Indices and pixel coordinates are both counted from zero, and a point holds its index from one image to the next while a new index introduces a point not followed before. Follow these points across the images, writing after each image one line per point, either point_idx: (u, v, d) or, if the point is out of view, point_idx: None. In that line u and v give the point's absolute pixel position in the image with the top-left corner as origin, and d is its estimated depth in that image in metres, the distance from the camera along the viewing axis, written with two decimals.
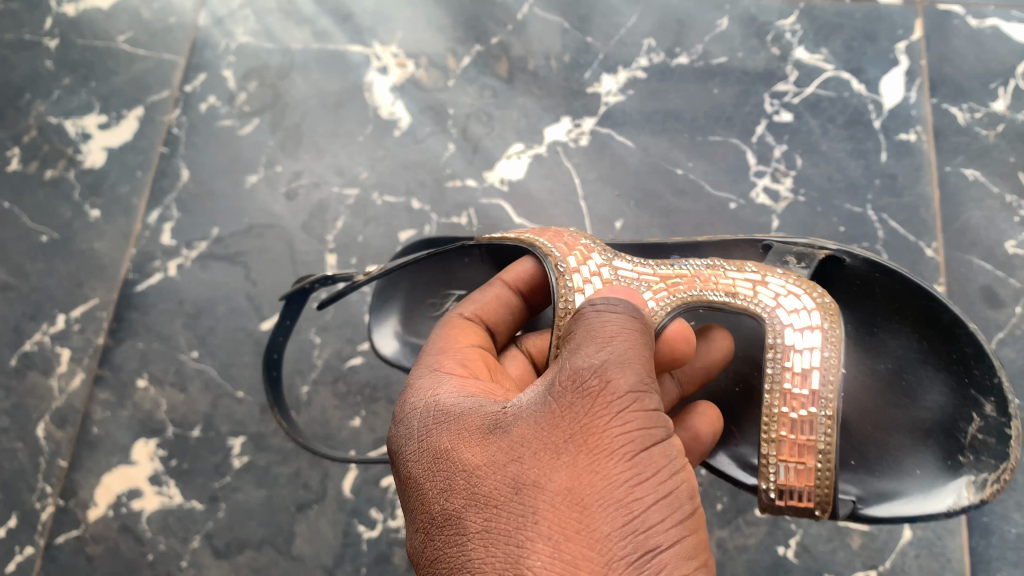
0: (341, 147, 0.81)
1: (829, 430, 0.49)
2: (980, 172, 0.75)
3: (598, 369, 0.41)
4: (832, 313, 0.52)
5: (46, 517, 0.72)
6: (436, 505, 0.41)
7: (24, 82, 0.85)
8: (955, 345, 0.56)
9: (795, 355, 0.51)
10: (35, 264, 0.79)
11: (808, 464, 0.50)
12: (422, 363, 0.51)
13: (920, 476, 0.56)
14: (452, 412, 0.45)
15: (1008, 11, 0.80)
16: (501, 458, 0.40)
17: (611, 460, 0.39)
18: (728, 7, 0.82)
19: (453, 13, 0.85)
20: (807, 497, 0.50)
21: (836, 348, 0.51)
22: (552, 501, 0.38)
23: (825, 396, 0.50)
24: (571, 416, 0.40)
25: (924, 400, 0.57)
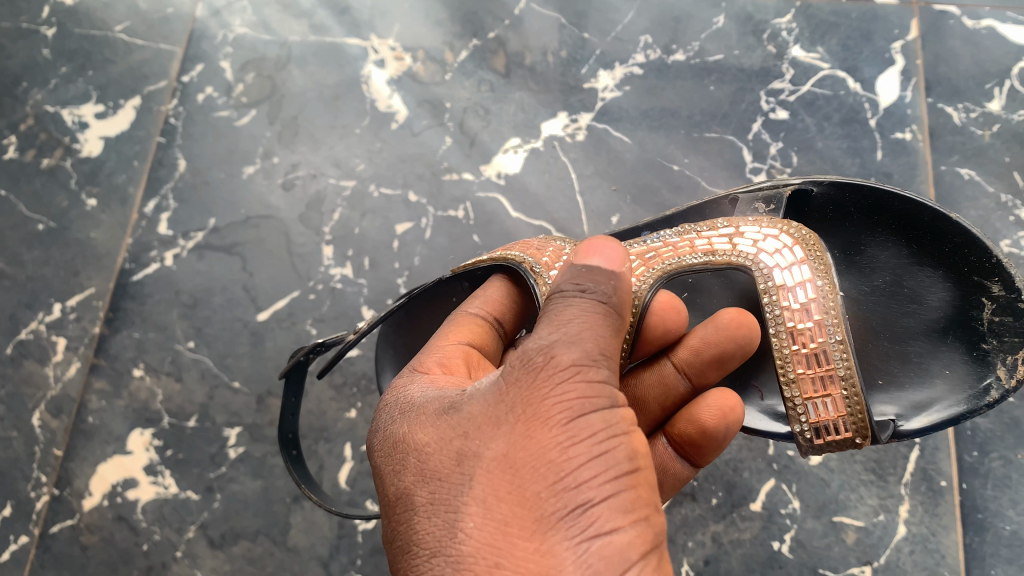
0: (338, 139, 0.81)
1: (843, 356, 0.52)
2: (975, 171, 0.75)
3: (547, 345, 0.40)
4: (812, 244, 0.54)
5: (41, 507, 0.72)
6: (393, 484, 0.42)
7: (21, 70, 0.85)
8: (945, 239, 0.57)
9: (791, 293, 0.54)
10: (32, 253, 0.79)
11: (835, 395, 0.52)
12: (412, 360, 0.53)
13: (949, 375, 0.57)
14: (418, 403, 0.46)
15: (1003, 12, 0.80)
16: (448, 434, 0.41)
17: (550, 426, 0.38)
18: (726, 5, 0.83)
19: (451, 7, 0.85)
20: (843, 426, 0.52)
21: (826, 275, 0.53)
22: (490, 468, 0.38)
23: (831, 323, 0.52)
24: (512, 390, 0.40)
25: (933, 303, 0.58)
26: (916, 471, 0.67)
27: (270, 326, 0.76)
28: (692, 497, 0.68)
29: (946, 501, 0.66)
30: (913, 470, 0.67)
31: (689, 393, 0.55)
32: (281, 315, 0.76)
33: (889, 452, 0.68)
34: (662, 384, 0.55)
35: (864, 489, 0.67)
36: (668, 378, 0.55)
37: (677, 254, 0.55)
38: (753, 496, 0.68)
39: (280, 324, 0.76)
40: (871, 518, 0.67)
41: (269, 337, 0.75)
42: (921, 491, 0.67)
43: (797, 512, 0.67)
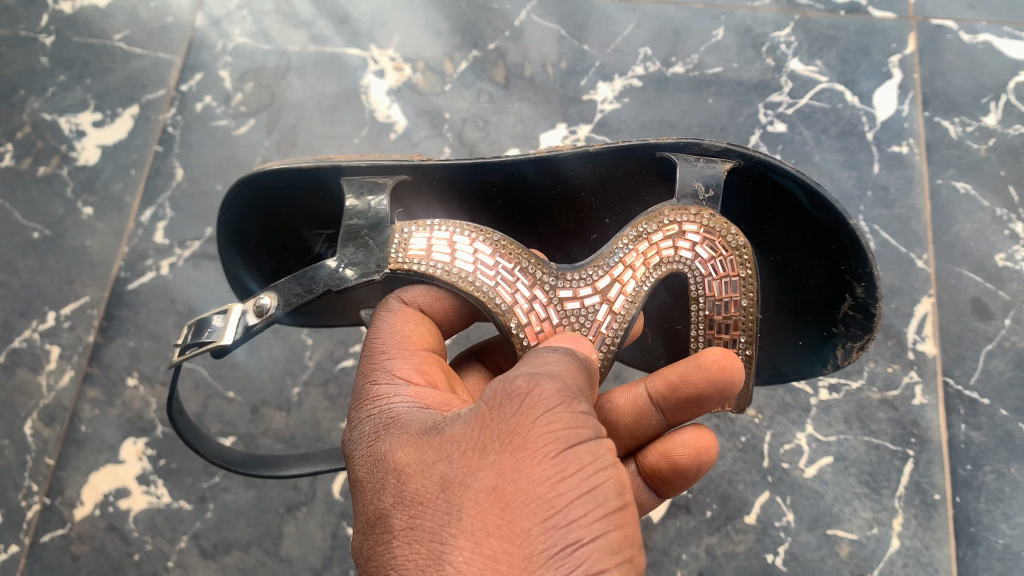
0: (336, 149, 0.81)
1: (746, 367, 0.54)
2: (971, 185, 0.75)
3: (529, 377, 0.40)
4: (746, 262, 0.53)
5: (32, 516, 0.71)
6: (371, 504, 0.40)
7: (19, 78, 0.85)
8: (835, 238, 0.54)
9: (720, 308, 0.53)
10: (27, 261, 0.79)
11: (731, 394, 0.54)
12: (376, 356, 0.49)
13: (805, 348, 0.60)
14: (401, 419, 0.44)
15: (1000, 28, 0.80)
16: (431, 458, 0.40)
17: (539, 459, 0.37)
18: (724, 18, 0.83)
19: (450, 18, 0.86)
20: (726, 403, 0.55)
21: (751, 295, 0.53)
22: (477, 496, 0.37)
23: (744, 339, 0.54)
24: (499, 420, 0.39)
25: (807, 285, 0.58)
26: (910, 484, 0.67)
27: (265, 335, 0.75)
28: (686, 509, 0.68)
29: (939, 514, 0.66)
30: (907, 483, 0.67)
31: (662, 428, 0.52)
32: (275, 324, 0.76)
33: (883, 464, 0.68)
34: (633, 417, 0.52)
35: (858, 502, 0.67)
36: (641, 410, 0.51)
37: (632, 266, 0.52)
38: (747, 509, 0.67)
39: (275, 334, 0.75)
40: (866, 531, 0.66)
41: (265, 347, 0.75)
42: (915, 504, 0.66)
43: (792, 525, 0.67)
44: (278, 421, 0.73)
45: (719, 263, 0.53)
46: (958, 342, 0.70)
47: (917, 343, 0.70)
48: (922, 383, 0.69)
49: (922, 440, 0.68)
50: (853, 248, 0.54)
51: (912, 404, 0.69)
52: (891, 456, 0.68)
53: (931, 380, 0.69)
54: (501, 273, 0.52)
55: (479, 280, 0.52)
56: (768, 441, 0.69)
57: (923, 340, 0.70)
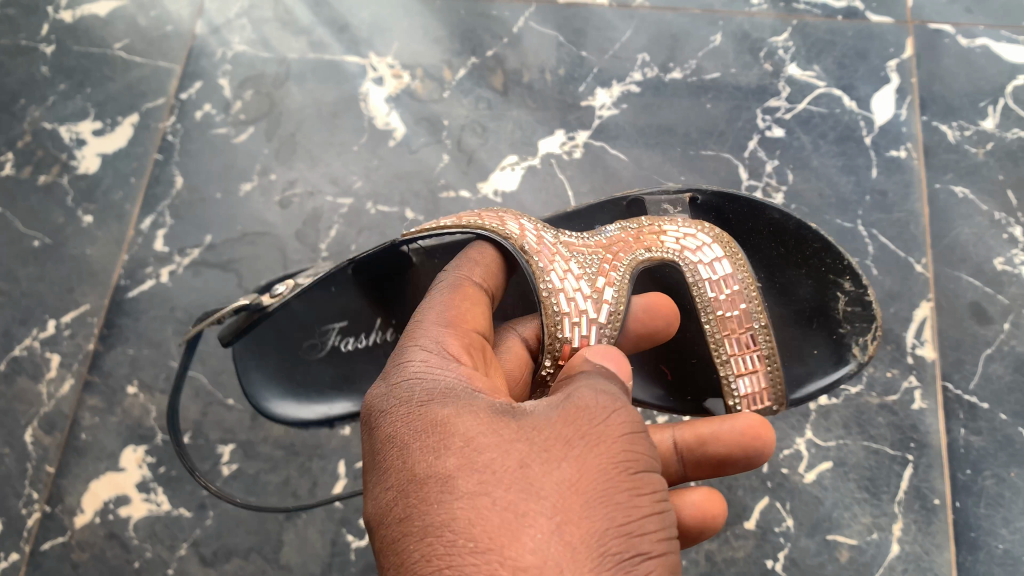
0: (336, 156, 0.82)
1: (768, 339, 0.57)
2: (969, 190, 0.75)
3: (612, 399, 0.41)
4: (726, 242, 0.59)
5: (32, 524, 0.71)
6: (425, 462, 0.38)
7: (19, 88, 0.86)
8: (807, 244, 0.63)
9: (719, 285, 0.58)
10: (27, 269, 0.79)
11: (761, 370, 0.57)
12: (425, 329, 0.47)
13: (818, 355, 0.62)
14: (460, 392, 0.42)
15: (998, 32, 0.81)
16: (507, 437, 0.39)
17: (619, 469, 0.38)
18: (722, 23, 0.83)
19: (449, 26, 0.86)
20: (765, 399, 0.57)
21: (744, 269, 0.58)
22: (561, 485, 0.36)
23: (755, 312, 0.57)
24: (582, 424, 0.39)
25: (798, 294, 0.63)
26: (910, 489, 0.67)
27: None
28: None
29: (939, 519, 0.66)
30: (907, 488, 0.67)
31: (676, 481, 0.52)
32: None
33: (883, 469, 0.68)
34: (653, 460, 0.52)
35: (858, 508, 0.67)
36: (664, 456, 0.52)
37: (625, 251, 0.57)
38: (747, 515, 0.67)
39: None
40: (865, 537, 0.66)
41: None
42: (915, 509, 0.66)
43: (791, 531, 0.67)
44: (278, 428, 0.73)
45: (702, 252, 0.58)
46: (957, 347, 0.70)
47: (917, 347, 0.70)
48: (921, 388, 0.69)
49: (922, 444, 0.68)
50: (824, 247, 0.63)
51: (911, 409, 0.69)
52: (891, 461, 0.68)
53: (930, 385, 0.69)
54: (543, 244, 0.55)
55: (526, 241, 0.54)
56: (767, 446, 0.69)
57: (922, 344, 0.70)
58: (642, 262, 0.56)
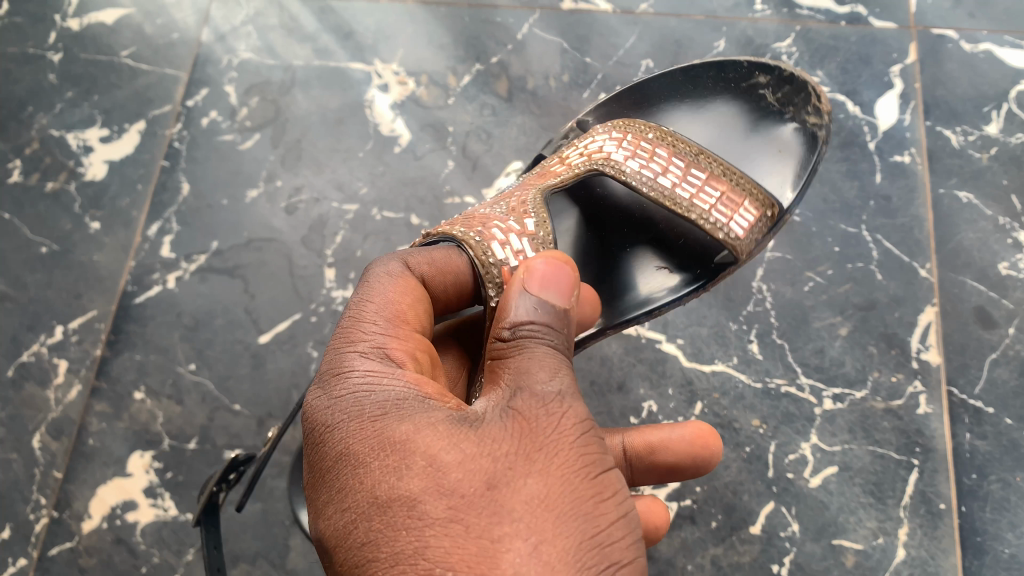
0: (341, 162, 0.82)
1: (721, 170, 0.63)
2: (973, 194, 0.75)
3: (562, 390, 0.38)
4: (627, 124, 0.65)
5: (40, 529, 0.72)
6: (385, 485, 0.35)
7: (27, 95, 0.86)
8: (705, 72, 0.69)
9: (648, 156, 0.63)
10: (35, 275, 0.80)
11: (730, 190, 0.62)
12: (362, 327, 0.43)
13: (780, 168, 0.66)
14: (409, 399, 0.39)
15: (1001, 37, 0.81)
16: (468, 448, 0.35)
17: (582, 477, 0.36)
18: (726, 29, 0.84)
19: (453, 32, 0.87)
20: (753, 206, 0.62)
21: (656, 135, 0.64)
22: (530, 504, 0.34)
23: (686, 154, 0.64)
24: (540, 426, 0.37)
25: (710, 96, 0.69)
26: (915, 494, 0.67)
27: (271, 348, 0.76)
28: (691, 520, 0.68)
29: (945, 524, 0.66)
30: (912, 493, 0.67)
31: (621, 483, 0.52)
32: (282, 337, 0.76)
33: (888, 474, 0.68)
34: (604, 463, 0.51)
35: (863, 512, 0.67)
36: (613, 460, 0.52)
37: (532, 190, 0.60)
38: (752, 519, 0.67)
39: (281, 346, 0.76)
40: (871, 541, 0.66)
41: (271, 360, 0.76)
42: (920, 513, 0.66)
43: (797, 535, 0.67)
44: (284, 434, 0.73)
45: (636, 154, 0.63)
46: (962, 351, 0.70)
47: (922, 352, 0.70)
48: (926, 393, 0.69)
49: (927, 449, 0.68)
50: (722, 64, 0.69)
51: (916, 414, 0.69)
52: (896, 465, 0.68)
53: (936, 389, 0.69)
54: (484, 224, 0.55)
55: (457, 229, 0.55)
56: (773, 451, 0.69)
57: (927, 349, 0.70)
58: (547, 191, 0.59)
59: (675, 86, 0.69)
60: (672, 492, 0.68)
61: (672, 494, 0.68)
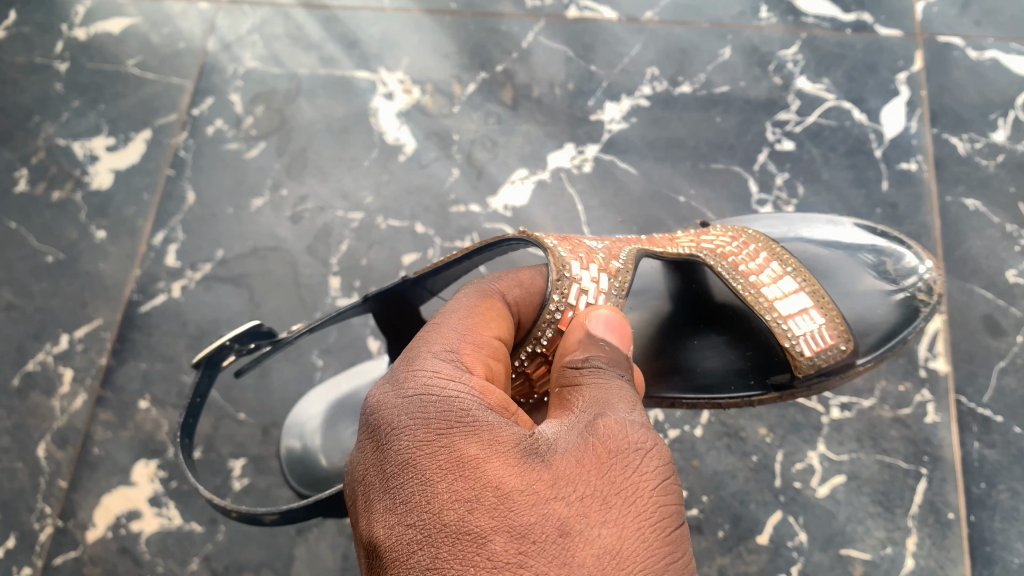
0: (346, 171, 0.82)
1: (808, 286, 0.60)
2: (980, 202, 0.75)
3: (639, 436, 0.39)
4: (739, 233, 0.65)
5: (44, 538, 0.71)
6: (452, 513, 0.34)
7: (34, 104, 0.87)
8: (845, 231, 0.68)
9: (746, 263, 0.61)
10: (41, 284, 0.80)
11: (812, 310, 0.59)
12: (442, 341, 0.45)
13: (882, 305, 0.61)
14: (483, 424, 0.38)
15: (1008, 44, 0.81)
16: (544, 488, 0.35)
17: (656, 531, 0.35)
18: (731, 37, 0.84)
19: (458, 41, 0.87)
20: (829, 337, 0.59)
21: (757, 244, 0.63)
22: (602, 557, 0.33)
23: (779, 262, 0.62)
24: (614, 472, 0.37)
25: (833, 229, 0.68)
26: (923, 503, 0.66)
27: (276, 357, 0.76)
28: (698, 530, 0.67)
29: (953, 534, 0.65)
30: (920, 502, 0.66)
31: None
32: (287, 346, 0.76)
33: (896, 483, 0.67)
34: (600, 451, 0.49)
35: (871, 522, 0.66)
36: None
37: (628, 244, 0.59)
38: (760, 529, 0.67)
39: (286, 355, 0.76)
40: (879, 551, 0.66)
41: (275, 369, 0.76)
42: (929, 523, 0.66)
43: (805, 545, 0.66)
44: None
45: (737, 253, 0.61)
46: (970, 360, 0.70)
47: (929, 361, 0.70)
48: (934, 402, 0.69)
49: (935, 458, 0.67)
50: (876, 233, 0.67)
51: (924, 423, 0.68)
52: (904, 474, 0.67)
53: (944, 398, 0.69)
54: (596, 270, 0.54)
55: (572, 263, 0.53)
56: (779, 460, 0.68)
57: (935, 358, 0.70)
58: (647, 251, 0.57)
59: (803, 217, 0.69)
60: None
61: None
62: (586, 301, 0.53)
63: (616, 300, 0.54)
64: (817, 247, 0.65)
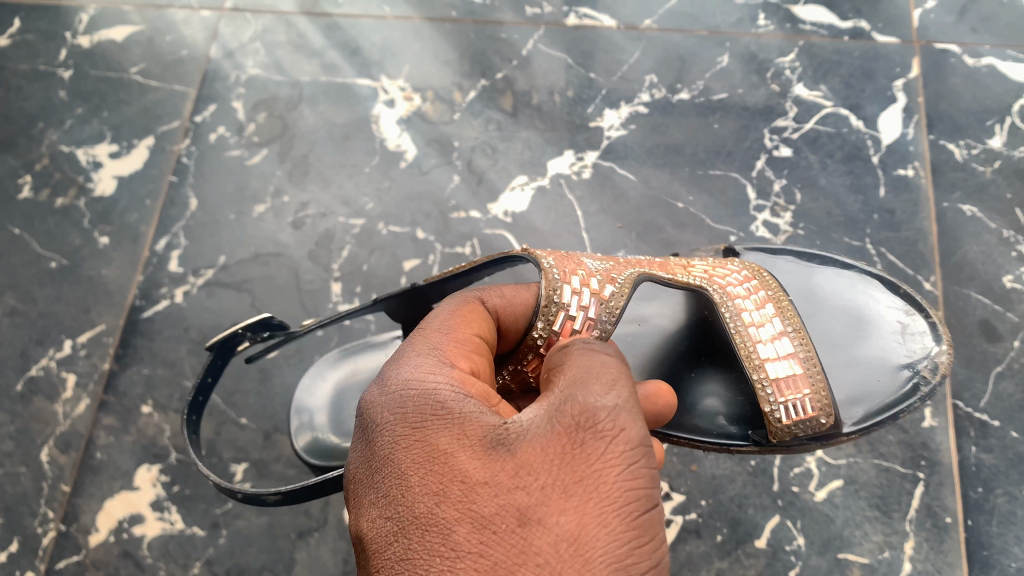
0: (348, 177, 0.83)
1: (805, 349, 0.59)
2: (977, 208, 0.76)
3: (613, 412, 0.38)
4: (759, 273, 0.64)
5: (47, 543, 0.72)
6: (422, 506, 0.36)
7: (38, 111, 0.88)
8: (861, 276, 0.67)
9: (755, 311, 0.60)
10: (44, 290, 0.80)
11: (799, 377, 0.57)
12: (427, 340, 0.46)
13: (882, 376, 0.61)
14: (457, 414, 0.39)
15: (1003, 51, 0.81)
16: (507, 478, 0.35)
17: (620, 515, 0.35)
18: (729, 44, 0.84)
19: (459, 48, 0.87)
20: (811, 408, 0.57)
21: (773, 288, 0.62)
22: (559, 545, 0.33)
23: (788, 316, 0.60)
24: (584, 454, 0.36)
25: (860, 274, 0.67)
26: (921, 507, 0.67)
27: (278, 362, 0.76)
28: (696, 534, 0.68)
29: (951, 538, 0.66)
30: (918, 506, 0.67)
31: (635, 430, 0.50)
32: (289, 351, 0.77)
33: (893, 487, 0.67)
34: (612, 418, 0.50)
35: (869, 526, 0.67)
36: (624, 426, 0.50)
37: (636, 267, 0.59)
38: (758, 533, 0.67)
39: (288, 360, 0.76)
40: (877, 555, 0.66)
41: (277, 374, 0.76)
42: (927, 527, 0.66)
43: (802, 549, 0.67)
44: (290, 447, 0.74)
45: (748, 298, 0.60)
46: (967, 364, 0.70)
47: None
48: (931, 406, 0.69)
49: (932, 462, 0.68)
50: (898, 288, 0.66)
51: (922, 427, 0.69)
52: (902, 478, 0.68)
53: (941, 403, 0.69)
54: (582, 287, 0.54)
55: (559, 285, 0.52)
56: (778, 464, 0.69)
57: None
58: (649, 275, 0.58)
59: (832, 262, 0.68)
60: (677, 505, 0.69)
61: (677, 507, 0.69)
62: (572, 328, 0.53)
63: (604, 328, 0.54)
64: (834, 308, 0.64)
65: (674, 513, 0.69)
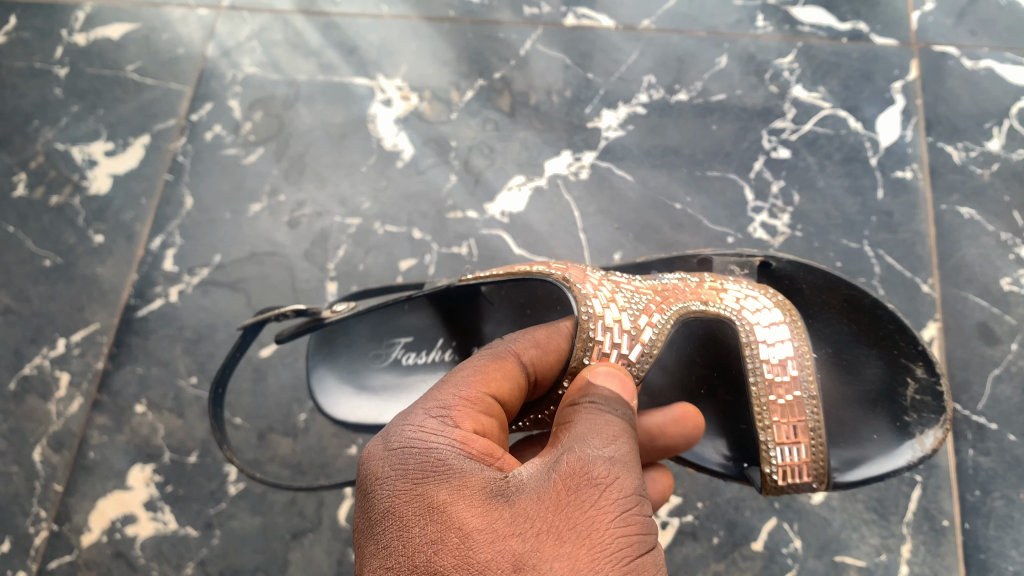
0: (344, 177, 0.82)
1: (815, 411, 0.57)
2: (975, 211, 0.75)
3: (608, 466, 0.40)
4: (789, 309, 0.59)
5: (39, 543, 0.71)
6: (422, 554, 0.35)
7: (32, 109, 0.87)
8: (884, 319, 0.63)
9: (775, 367, 0.57)
10: (38, 288, 0.80)
11: (803, 443, 0.57)
12: (433, 390, 0.46)
13: (879, 436, 0.61)
14: (459, 468, 0.39)
15: (1002, 54, 0.81)
16: (504, 529, 0.36)
17: (612, 563, 0.36)
18: (727, 45, 0.84)
19: (456, 48, 0.87)
20: (805, 475, 0.57)
21: (800, 338, 0.58)
22: None
23: (805, 379, 0.57)
24: (578, 507, 0.37)
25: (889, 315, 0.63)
26: (918, 510, 0.66)
27: (273, 361, 0.76)
28: (693, 537, 0.67)
29: (948, 541, 0.66)
30: (915, 509, 0.66)
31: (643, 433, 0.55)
32: (284, 350, 0.76)
33: (891, 490, 0.67)
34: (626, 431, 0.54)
35: (866, 529, 0.67)
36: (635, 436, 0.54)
37: (676, 304, 0.57)
38: (754, 536, 0.67)
39: (283, 360, 0.76)
40: (874, 558, 0.66)
41: (272, 373, 0.75)
42: (924, 530, 0.66)
43: (799, 552, 0.67)
44: (285, 447, 0.73)
45: (768, 346, 0.57)
46: (964, 367, 0.70)
47: None
48: None
49: (930, 465, 0.67)
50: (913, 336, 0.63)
51: None
52: (899, 482, 0.67)
53: None
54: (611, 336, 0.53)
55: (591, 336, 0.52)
56: None
57: None
58: (692, 314, 0.56)
59: (860, 304, 0.64)
60: (674, 507, 0.68)
61: (673, 510, 0.68)
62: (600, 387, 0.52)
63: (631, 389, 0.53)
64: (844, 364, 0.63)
65: (670, 516, 0.68)
